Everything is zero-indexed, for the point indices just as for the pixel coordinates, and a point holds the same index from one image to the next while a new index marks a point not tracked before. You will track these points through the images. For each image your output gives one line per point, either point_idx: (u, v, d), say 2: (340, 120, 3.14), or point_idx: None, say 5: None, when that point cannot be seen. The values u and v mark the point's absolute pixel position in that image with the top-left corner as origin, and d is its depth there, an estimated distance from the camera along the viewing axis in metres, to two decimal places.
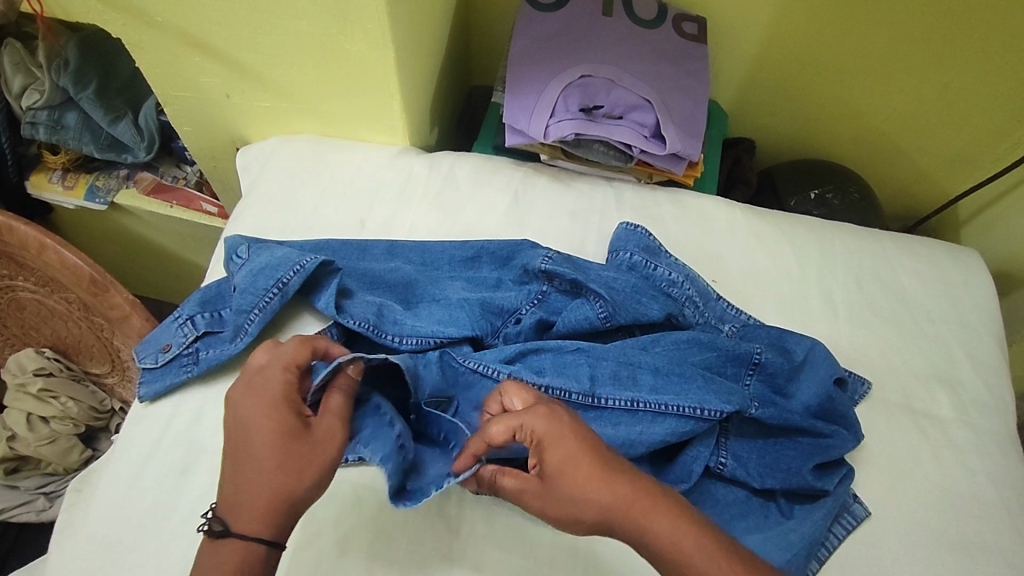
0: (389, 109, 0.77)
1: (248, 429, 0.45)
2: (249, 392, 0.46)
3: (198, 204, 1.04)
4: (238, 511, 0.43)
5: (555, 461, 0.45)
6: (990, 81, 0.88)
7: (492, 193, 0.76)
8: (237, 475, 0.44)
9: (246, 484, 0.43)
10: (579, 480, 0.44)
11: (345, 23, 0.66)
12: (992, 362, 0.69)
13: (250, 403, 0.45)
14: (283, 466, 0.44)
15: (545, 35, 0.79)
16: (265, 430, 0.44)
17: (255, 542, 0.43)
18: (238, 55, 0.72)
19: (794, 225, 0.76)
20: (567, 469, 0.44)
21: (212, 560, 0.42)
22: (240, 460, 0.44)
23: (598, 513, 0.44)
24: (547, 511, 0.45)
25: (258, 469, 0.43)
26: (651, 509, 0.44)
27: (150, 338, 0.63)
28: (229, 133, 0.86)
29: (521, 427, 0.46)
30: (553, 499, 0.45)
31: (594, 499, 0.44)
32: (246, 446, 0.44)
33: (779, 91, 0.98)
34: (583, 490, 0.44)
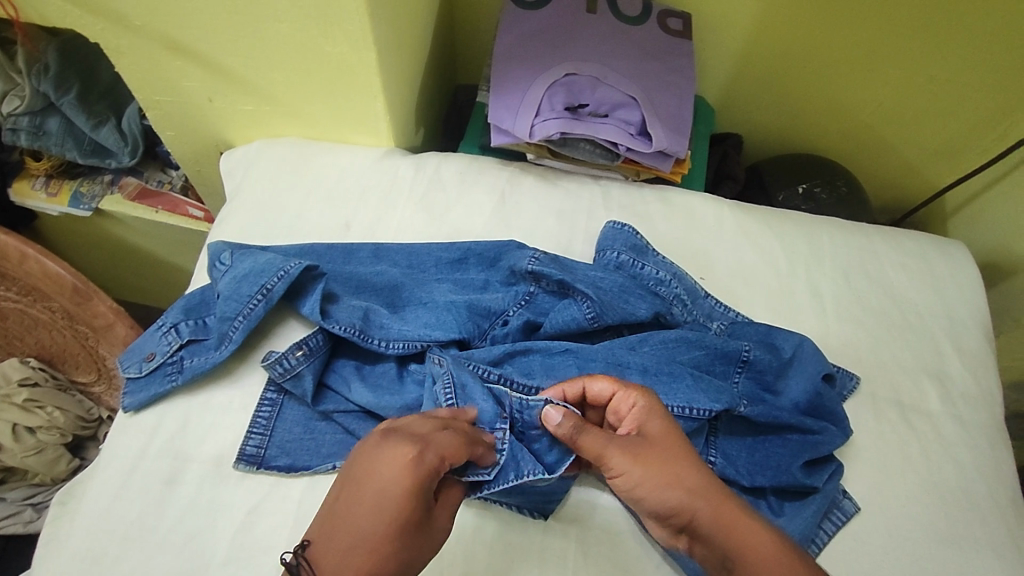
0: (373, 110, 0.76)
1: (391, 513, 0.42)
2: (410, 473, 0.43)
3: (184, 209, 1.03)
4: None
5: (658, 428, 0.51)
6: (976, 73, 0.88)
7: (478, 194, 0.76)
8: (348, 545, 0.41)
9: (356, 561, 0.41)
10: (678, 458, 0.50)
11: (326, 25, 0.65)
12: (980, 354, 0.69)
13: (405, 478, 0.43)
14: (402, 562, 0.42)
15: (529, 33, 0.78)
16: (400, 515, 0.42)
17: None
18: (219, 59, 0.72)
19: (781, 220, 0.75)
20: (665, 437, 0.51)
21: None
22: (368, 536, 0.41)
23: (688, 493, 0.49)
24: (636, 466, 0.50)
25: (375, 543, 0.41)
26: (739, 507, 0.49)
27: (134, 348, 0.62)
28: (213, 136, 0.85)
29: (630, 394, 0.53)
30: (649, 457, 0.50)
31: (689, 480, 0.49)
32: (375, 514, 0.41)
33: (765, 85, 0.97)
34: (679, 458, 0.50)
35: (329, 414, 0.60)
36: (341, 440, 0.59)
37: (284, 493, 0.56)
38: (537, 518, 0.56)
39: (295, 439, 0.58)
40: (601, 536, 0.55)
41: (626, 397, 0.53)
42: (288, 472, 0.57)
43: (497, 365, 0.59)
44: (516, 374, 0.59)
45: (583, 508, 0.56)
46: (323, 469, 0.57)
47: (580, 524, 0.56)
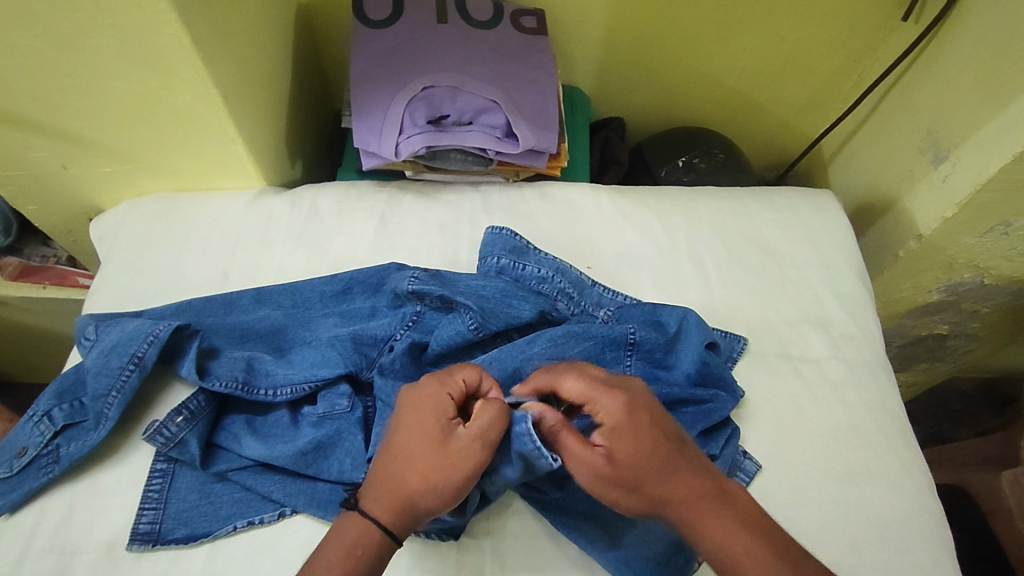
0: (236, 153, 0.74)
1: (405, 446, 0.50)
2: (415, 409, 0.51)
3: (74, 278, 0.97)
4: (374, 520, 0.49)
5: (628, 437, 0.50)
6: (823, 28, 0.92)
7: (357, 220, 0.74)
8: (385, 474, 0.50)
9: (392, 488, 0.49)
10: (647, 468, 0.49)
11: (161, 76, 0.63)
12: (857, 295, 0.72)
13: (414, 417, 0.50)
14: (433, 473, 0.49)
15: (383, 51, 0.77)
16: (416, 441, 0.50)
17: (376, 532, 0.48)
18: (59, 125, 0.68)
19: (657, 198, 0.77)
20: (639, 446, 0.50)
21: (337, 538, 0.48)
22: (395, 465, 0.50)
23: (664, 498, 0.49)
24: (614, 466, 0.50)
25: (402, 472, 0.49)
26: (710, 501, 0.49)
27: (3, 445, 0.58)
28: (77, 204, 0.81)
29: (591, 398, 0.51)
30: (622, 475, 0.49)
31: (663, 487, 0.49)
32: (396, 447, 0.50)
33: (635, 67, 0.99)
34: (655, 467, 0.49)
35: (224, 474, 0.58)
36: (241, 499, 0.57)
37: (185, 565, 0.54)
38: (449, 540, 0.55)
39: (191, 507, 0.56)
40: (516, 543, 0.56)
41: (602, 397, 0.51)
42: (186, 543, 0.54)
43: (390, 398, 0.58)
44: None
45: (495, 518, 0.57)
46: (224, 533, 0.55)
47: (493, 536, 0.56)
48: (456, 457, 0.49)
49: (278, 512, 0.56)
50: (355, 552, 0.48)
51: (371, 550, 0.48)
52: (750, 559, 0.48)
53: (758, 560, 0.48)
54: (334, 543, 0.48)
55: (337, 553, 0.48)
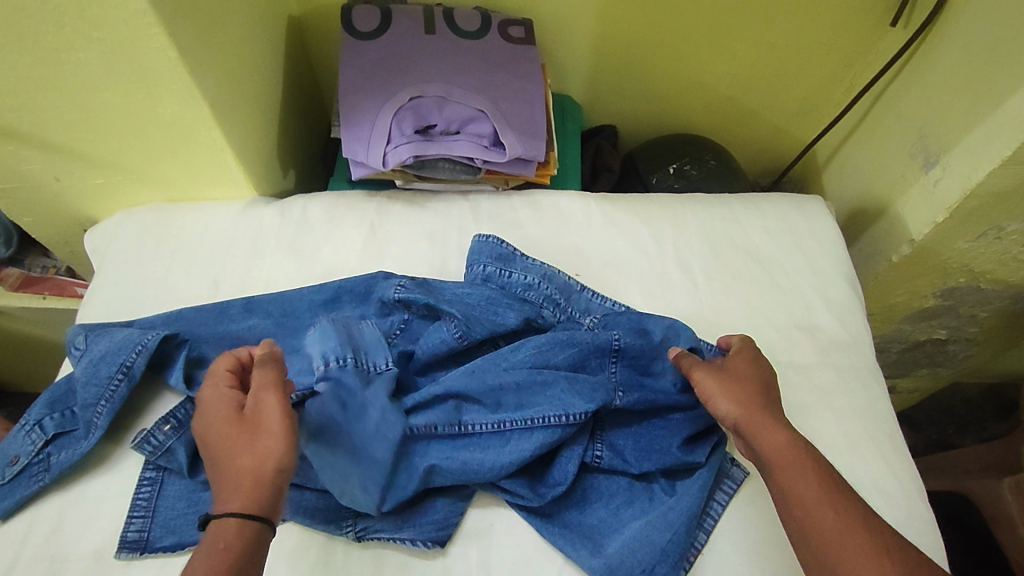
0: (227, 164, 0.75)
1: (220, 436, 0.50)
2: (206, 413, 0.52)
3: (72, 289, 0.98)
4: (228, 511, 0.46)
5: (743, 376, 0.58)
6: (811, 34, 0.93)
7: (347, 229, 0.75)
8: (216, 473, 0.48)
9: (227, 478, 0.47)
10: (745, 384, 0.57)
11: (151, 88, 0.64)
12: (846, 300, 0.72)
13: (212, 417, 0.51)
14: (258, 440, 0.48)
15: (371, 63, 0.78)
16: (225, 427, 0.50)
17: (236, 518, 0.45)
18: (52, 137, 0.69)
19: (645, 204, 0.78)
20: (740, 371, 0.59)
21: (204, 545, 0.45)
22: (220, 457, 0.49)
23: (750, 411, 0.55)
24: (715, 391, 0.57)
25: (229, 461, 0.48)
26: (789, 431, 0.53)
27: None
28: (72, 215, 0.82)
29: (754, 355, 0.61)
30: (731, 385, 0.57)
31: (750, 402, 0.56)
32: (217, 440, 0.50)
33: (625, 75, 1.00)
34: (749, 387, 0.57)
35: (211, 482, 0.58)
36: None
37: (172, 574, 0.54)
38: (435, 548, 0.55)
39: (179, 515, 0.57)
40: (501, 551, 0.56)
41: (741, 342, 0.62)
42: (174, 551, 0.55)
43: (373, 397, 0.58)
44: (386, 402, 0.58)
45: (480, 526, 0.57)
46: None
47: (479, 544, 0.56)
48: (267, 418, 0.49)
49: None
50: (219, 545, 0.44)
51: (244, 536, 0.45)
52: (809, 474, 0.50)
53: (822, 486, 0.49)
54: (200, 550, 0.44)
55: (204, 558, 0.44)
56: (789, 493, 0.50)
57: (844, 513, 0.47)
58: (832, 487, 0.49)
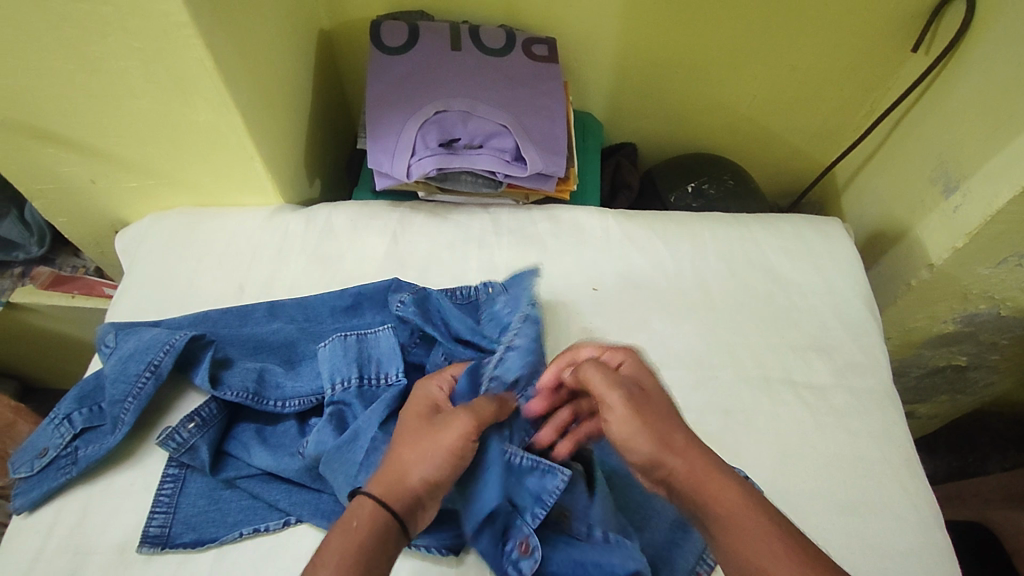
0: (256, 171, 0.77)
1: (409, 426, 0.52)
2: (415, 407, 0.54)
3: (101, 289, 1.02)
4: (372, 494, 0.46)
5: (656, 402, 0.52)
6: (831, 57, 0.93)
7: (371, 238, 0.77)
8: (389, 453, 0.50)
9: (392, 465, 0.48)
10: (658, 412, 0.51)
11: (186, 96, 0.66)
12: (863, 323, 0.72)
13: (412, 409, 0.54)
14: (430, 447, 0.49)
15: (399, 77, 0.80)
16: (415, 423, 0.52)
17: (378, 504, 0.46)
18: (91, 142, 0.72)
19: (664, 222, 0.79)
20: (647, 389, 0.53)
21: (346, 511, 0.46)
22: (399, 442, 0.51)
23: (671, 450, 0.48)
24: (644, 433, 0.49)
25: (402, 450, 0.49)
26: (734, 478, 0.48)
27: (25, 445, 0.61)
28: (105, 217, 0.85)
29: (646, 368, 0.56)
30: (640, 412, 0.50)
31: (673, 435, 0.49)
32: (403, 426, 0.52)
33: (646, 93, 1.01)
34: (666, 415, 0.51)
35: (232, 481, 0.60)
36: (248, 506, 0.59)
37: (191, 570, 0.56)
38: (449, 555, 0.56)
39: (200, 512, 0.58)
40: None
41: (620, 353, 0.57)
42: (194, 547, 0.56)
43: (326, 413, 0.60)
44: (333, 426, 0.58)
45: None
46: (230, 539, 0.57)
47: None
48: (448, 427, 0.50)
49: (283, 520, 0.58)
50: (353, 525, 0.44)
51: (378, 526, 0.45)
52: (756, 527, 0.44)
53: (778, 542, 0.43)
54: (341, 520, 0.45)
55: (339, 535, 0.44)
56: (739, 557, 0.43)
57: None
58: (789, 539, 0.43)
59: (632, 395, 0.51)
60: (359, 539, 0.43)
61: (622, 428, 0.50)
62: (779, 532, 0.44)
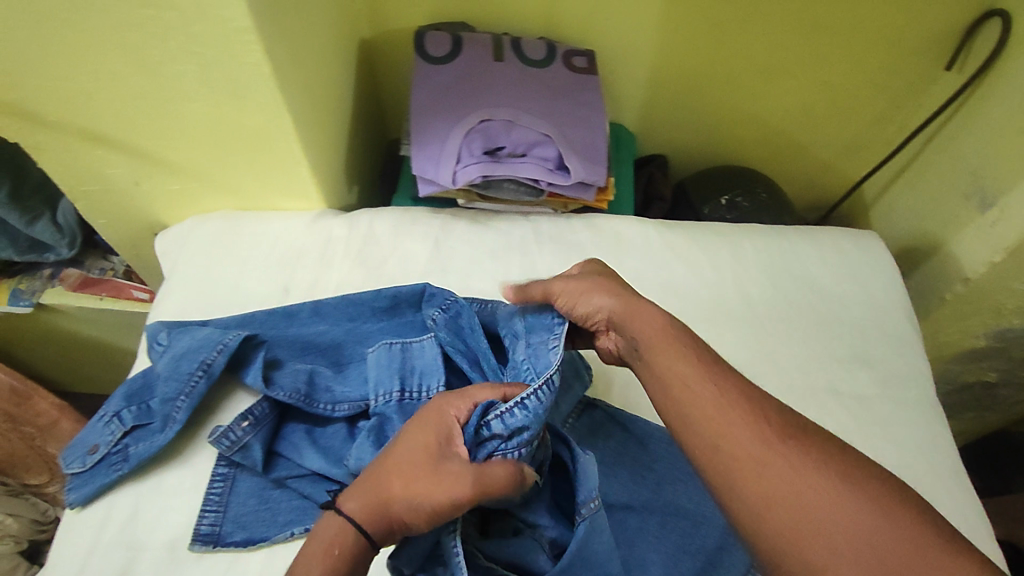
0: (300, 176, 0.78)
1: (410, 451, 0.47)
2: (422, 425, 0.48)
3: (128, 291, 1.02)
4: (348, 516, 0.45)
5: (615, 282, 0.56)
6: (863, 73, 0.95)
7: (413, 243, 0.78)
8: (376, 474, 0.46)
9: (377, 494, 0.45)
10: (617, 290, 0.55)
11: (239, 101, 0.67)
12: (904, 335, 0.73)
13: (422, 428, 0.48)
14: (422, 499, 0.44)
15: (442, 86, 0.81)
16: (416, 452, 0.47)
17: (352, 531, 0.45)
18: (141, 144, 0.73)
19: (703, 232, 0.79)
20: (617, 281, 0.57)
21: (317, 529, 0.45)
22: (391, 466, 0.46)
23: (630, 320, 0.52)
24: (603, 292, 0.54)
25: (393, 482, 0.46)
26: (681, 332, 0.50)
27: (74, 442, 0.61)
28: (147, 219, 0.86)
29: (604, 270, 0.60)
30: (599, 289, 0.55)
31: (629, 309, 0.52)
32: (400, 449, 0.47)
33: (677, 108, 1.03)
34: (629, 295, 0.54)
35: (283, 481, 0.60)
36: (298, 506, 0.59)
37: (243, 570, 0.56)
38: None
39: (250, 512, 0.58)
40: None
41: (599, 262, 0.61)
42: (246, 546, 0.56)
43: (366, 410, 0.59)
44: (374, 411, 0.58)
45: None
46: (282, 538, 0.57)
47: None
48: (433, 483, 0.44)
49: None
50: (330, 551, 0.44)
51: (342, 552, 0.44)
52: (703, 384, 0.45)
53: (718, 397, 0.44)
54: (315, 538, 0.45)
55: (313, 556, 0.44)
56: (685, 403, 0.45)
57: (786, 444, 0.40)
58: (735, 390, 0.44)
59: (592, 271, 0.57)
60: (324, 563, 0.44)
61: (576, 284, 0.56)
62: (724, 388, 0.44)
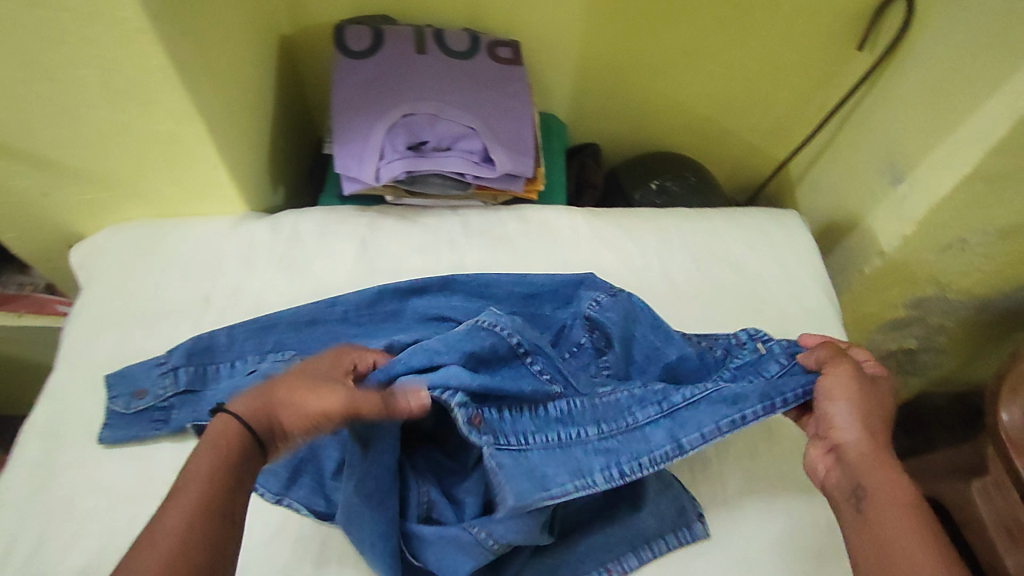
0: (219, 180, 0.75)
1: (299, 371, 0.52)
2: (317, 361, 0.54)
3: (52, 306, 0.95)
4: (241, 413, 0.48)
5: (877, 406, 0.56)
6: (783, 56, 0.97)
7: (339, 244, 0.76)
8: (267, 388, 0.51)
9: (264, 398, 0.50)
10: (874, 428, 0.55)
11: (145, 104, 0.64)
12: (823, 310, 0.75)
13: (317, 363, 0.54)
14: (312, 399, 0.50)
15: (363, 81, 0.79)
16: (303, 371, 0.52)
17: (244, 426, 0.48)
18: (42, 153, 0.69)
19: (631, 220, 0.80)
20: (879, 409, 0.56)
21: (211, 429, 0.48)
22: (282, 382, 0.51)
23: (886, 468, 0.51)
24: (859, 425, 0.54)
25: (284, 391, 0.50)
26: (907, 485, 0.51)
27: (127, 376, 0.65)
28: (58, 231, 0.81)
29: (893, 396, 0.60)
30: (870, 416, 0.55)
31: (886, 464, 0.52)
32: (289, 370, 0.53)
33: (607, 95, 1.04)
34: (879, 443, 0.54)
35: None
36: None
37: None
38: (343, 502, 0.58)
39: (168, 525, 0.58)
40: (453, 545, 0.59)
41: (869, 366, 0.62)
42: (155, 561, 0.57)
43: (431, 378, 0.51)
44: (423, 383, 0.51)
45: None
46: None
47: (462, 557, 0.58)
48: (328, 390, 0.50)
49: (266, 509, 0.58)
50: (219, 442, 0.47)
51: (235, 447, 0.47)
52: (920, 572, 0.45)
53: None
54: (207, 437, 0.47)
55: (205, 450, 0.46)
56: None
57: None
58: None
59: (860, 388, 0.57)
60: (217, 457, 0.46)
61: (840, 394, 0.56)
62: None
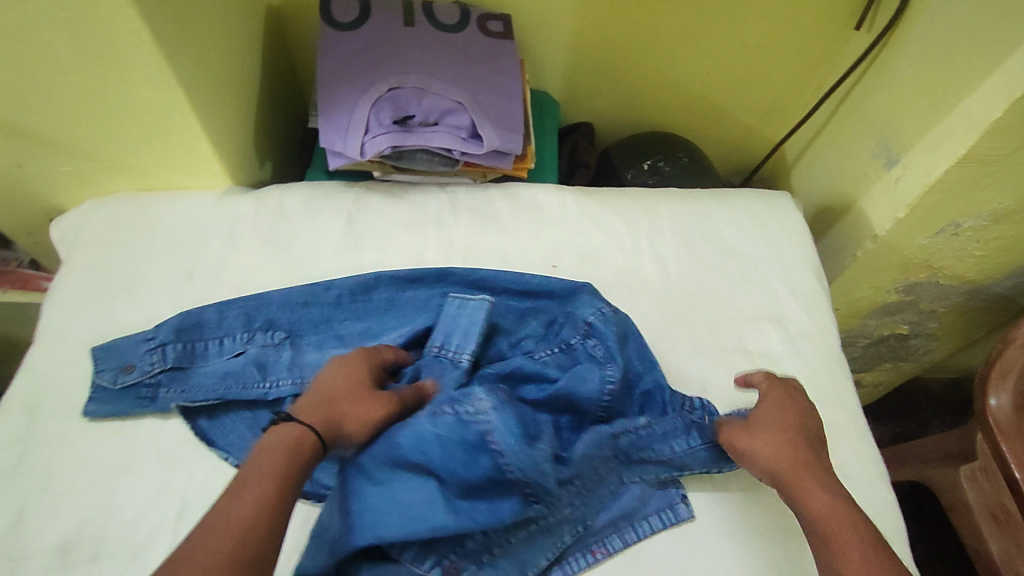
0: (201, 153, 0.74)
1: (343, 379, 0.58)
2: (350, 366, 0.59)
3: (36, 282, 0.92)
4: (305, 420, 0.53)
5: (783, 433, 0.58)
6: (780, 35, 0.95)
7: (324, 220, 0.75)
8: (315, 398, 0.56)
9: (319, 409, 0.55)
10: (788, 456, 0.56)
11: (122, 72, 0.63)
12: (813, 292, 0.74)
13: (350, 368, 0.59)
14: (364, 411, 0.56)
15: (349, 54, 0.77)
16: (347, 381, 0.58)
17: (308, 430, 0.52)
18: (17, 122, 0.67)
19: (621, 199, 0.79)
20: (787, 434, 0.58)
21: (275, 433, 0.52)
22: (329, 393, 0.57)
23: (811, 497, 0.54)
24: (774, 459, 0.56)
25: (337, 403, 0.56)
26: (835, 497, 0.53)
27: (114, 350, 0.64)
28: (38, 204, 0.80)
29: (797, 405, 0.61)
30: (778, 447, 0.57)
31: (808, 489, 0.54)
32: (333, 380, 0.58)
33: (602, 73, 1.02)
34: (799, 467, 0.56)
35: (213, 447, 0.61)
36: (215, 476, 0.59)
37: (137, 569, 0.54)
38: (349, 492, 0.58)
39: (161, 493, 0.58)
40: None
41: (771, 388, 0.63)
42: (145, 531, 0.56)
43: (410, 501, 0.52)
44: (401, 526, 0.52)
45: None
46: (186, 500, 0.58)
47: None
48: (372, 401, 0.57)
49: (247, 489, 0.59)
50: (287, 444, 0.51)
51: (304, 449, 0.51)
52: None
53: None
54: (272, 437, 0.51)
55: (270, 456, 0.49)
56: None
57: None
58: None
59: (759, 430, 0.59)
60: (281, 460, 0.49)
61: (748, 446, 0.58)
62: None
